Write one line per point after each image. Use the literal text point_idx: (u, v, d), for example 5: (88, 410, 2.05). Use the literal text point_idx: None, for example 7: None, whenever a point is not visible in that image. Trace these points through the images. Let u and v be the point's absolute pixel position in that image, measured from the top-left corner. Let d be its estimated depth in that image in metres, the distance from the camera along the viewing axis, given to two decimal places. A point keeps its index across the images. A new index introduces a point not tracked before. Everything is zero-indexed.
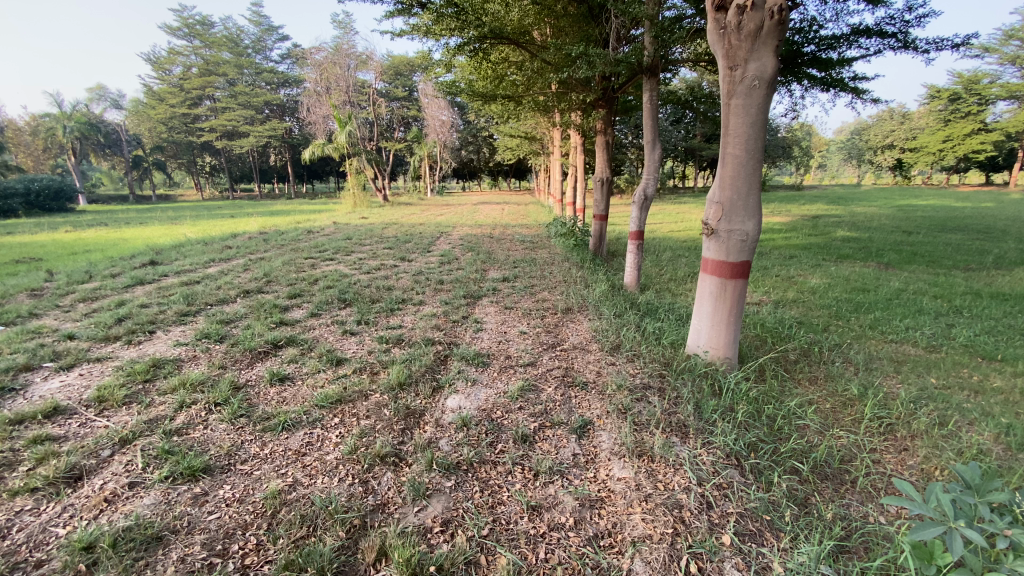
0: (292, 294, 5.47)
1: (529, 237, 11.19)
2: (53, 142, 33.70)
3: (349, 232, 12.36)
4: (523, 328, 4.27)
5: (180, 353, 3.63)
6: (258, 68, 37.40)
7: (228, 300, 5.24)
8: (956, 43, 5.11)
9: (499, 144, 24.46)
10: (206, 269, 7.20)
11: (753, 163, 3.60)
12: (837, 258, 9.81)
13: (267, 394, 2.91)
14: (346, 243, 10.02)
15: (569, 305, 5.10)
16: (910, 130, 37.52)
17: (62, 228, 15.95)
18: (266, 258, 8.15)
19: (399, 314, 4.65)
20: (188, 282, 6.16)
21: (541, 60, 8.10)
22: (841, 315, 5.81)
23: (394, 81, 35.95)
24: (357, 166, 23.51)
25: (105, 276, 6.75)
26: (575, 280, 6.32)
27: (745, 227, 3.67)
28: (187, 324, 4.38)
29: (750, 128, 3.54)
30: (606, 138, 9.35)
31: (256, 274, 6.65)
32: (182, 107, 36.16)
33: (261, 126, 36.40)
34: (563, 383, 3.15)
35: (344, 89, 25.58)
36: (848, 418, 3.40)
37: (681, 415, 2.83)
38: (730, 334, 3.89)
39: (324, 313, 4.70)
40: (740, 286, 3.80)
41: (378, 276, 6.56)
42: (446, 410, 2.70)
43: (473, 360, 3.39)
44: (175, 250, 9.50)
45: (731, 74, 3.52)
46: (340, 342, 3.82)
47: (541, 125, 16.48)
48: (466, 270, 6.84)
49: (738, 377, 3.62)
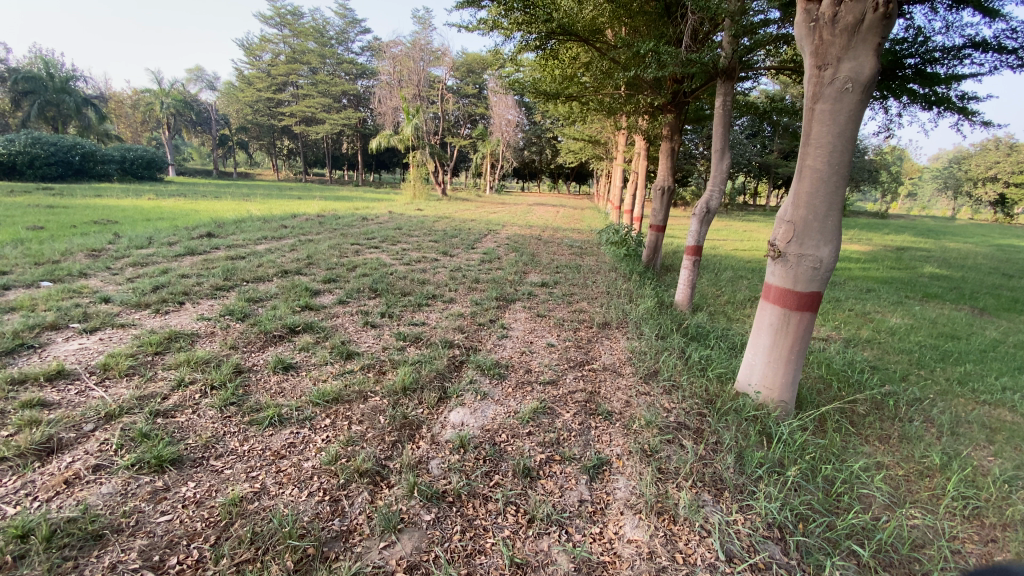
0: (327, 278, 5.40)
1: (579, 243, 10.80)
2: (152, 117, 36.68)
3: (401, 222, 12.44)
4: (553, 340, 3.93)
5: (199, 328, 3.57)
6: (340, 59, 39.02)
7: (264, 278, 5.23)
8: None
9: (563, 147, 24.13)
10: (256, 246, 7.34)
11: (836, 179, 3.08)
12: (923, 297, 8.74)
13: (267, 382, 2.75)
14: (394, 233, 10.02)
15: (608, 320, 4.70)
16: (1020, 162, 33.56)
17: (146, 195, 17.18)
18: (315, 240, 8.25)
19: (426, 310, 4.45)
20: (233, 256, 6.27)
21: (610, 58, 7.70)
22: (922, 363, 5.05)
23: (466, 78, 36.42)
24: (420, 158, 23.84)
25: (163, 243, 7.03)
26: (619, 293, 5.89)
27: (819, 253, 3.17)
28: (217, 299, 4.37)
29: (837, 138, 3.03)
30: (670, 144, 8.80)
31: (299, 254, 6.67)
32: (267, 92, 38.28)
33: (336, 113, 37.91)
34: (583, 409, 2.79)
35: (416, 83, 26.01)
36: (924, 493, 2.83)
37: (717, 467, 2.41)
38: (789, 374, 3.39)
39: (351, 302, 4.57)
40: (805, 320, 3.30)
41: (417, 268, 6.43)
42: (446, 426, 2.42)
43: (489, 371, 3.09)
44: (235, 225, 9.85)
45: (819, 75, 3.04)
46: (357, 334, 3.65)
47: (606, 129, 15.96)
48: (506, 271, 6.57)
49: (792, 426, 3.12)
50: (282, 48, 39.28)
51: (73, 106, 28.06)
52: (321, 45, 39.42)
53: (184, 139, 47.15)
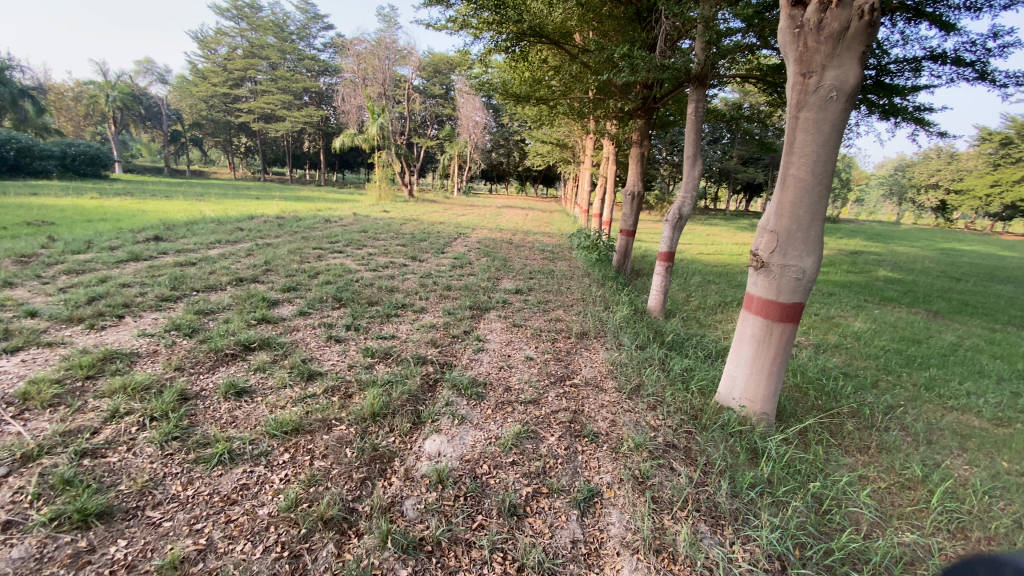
0: (286, 286, 5.05)
1: (550, 247, 10.68)
2: (97, 111, 34.55)
3: (366, 224, 12.02)
4: (530, 354, 3.74)
5: (140, 346, 3.20)
6: (301, 55, 37.86)
7: (216, 287, 4.83)
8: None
9: (531, 150, 24.09)
10: (209, 250, 6.86)
11: (820, 189, 3.02)
12: (881, 301, 9.04)
13: (216, 411, 2.44)
14: (359, 236, 9.64)
15: (585, 329, 4.55)
16: (958, 171, 35.74)
17: (89, 194, 16.04)
18: (274, 244, 7.81)
19: (395, 322, 4.19)
20: (183, 263, 5.81)
21: (581, 62, 7.61)
22: (890, 369, 5.13)
23: (432, 78, 35.94)
24: (386, 159, 23.32)
25: (103, 248, 6.47)
26: (594, 300, 5.77)
27: (802, 264, 3.10)
28: (163, 311, 3.98)
29: (821, 147, 2.97)
30: (640, 150, 8.83)
31: (256, 260, 6.26)
32: (223, 87, 36.72)
33: (298, 111, 36.73)
34: (568, 432, 2.62)
35: (381, 82, 25.43)
36: (910, 507, 2.79)
37: (711, 493, 2.28)
38: (771, 387, 3.32)
39: (313, 313, 4.25)
40: (788, 332, 3.23)
41: (384, 275, 6.14)
42: (421, 457, 2.20)
43: (466, 391, 2.88)
44: (186, 227, 9.26)
45: (803, 82, 2.97)
46: (320, 351, 3.36)
47: (574, 132, 15.95)
48: (478, 277, 6.35)
49: (778, 441, 3.04)
50: (239, 42, 37.77)
51: (8, 98, 26.06)
52: (281, 41, 38.14)
53: (132, 135, 44.69)
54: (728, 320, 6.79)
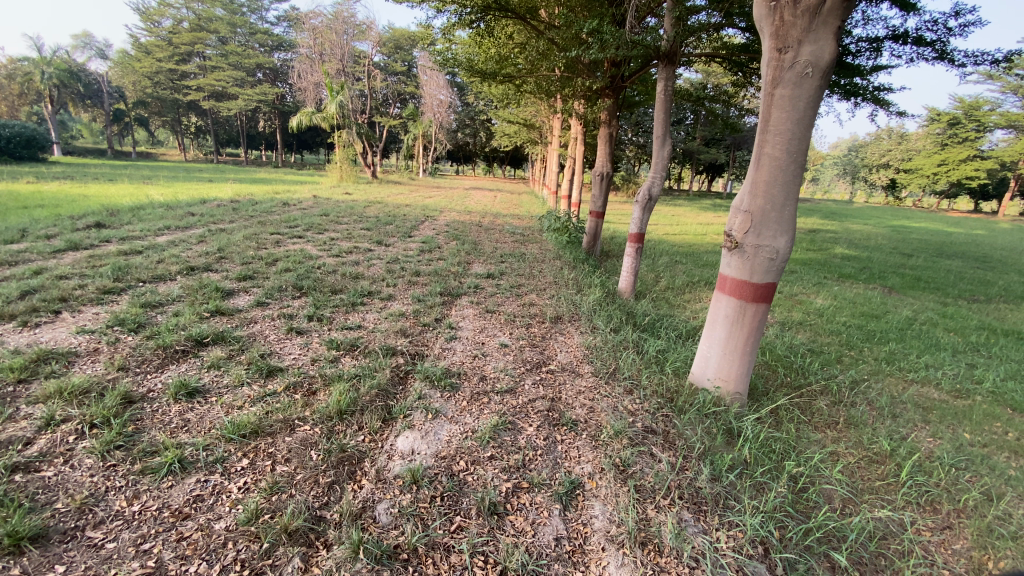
0: (243, 275, 4.75)
1: (520, 229, 10.55)
2: (28, 88, 31.92)
3: (328, 208, 11.55)
4: (504, 340, 3.63)
5: (78, 345, 2.92)
6: (253, 28, 35.86)
7: (165, 277, 4.50)
8: (997, 58, 4.59)
9: (497, 130, 23.70)
10: (157, 237, 6.42)
11: (793, 168, 2.99)
12: (840, 277, 9.34)
13: (166, 415, 2.24)
14: (320, 220, 9.24)
15: (558, 313, 4.47)
16: (907, 151, 37.26)
17: (23, 178, 14.84)
18: (228, 229, 7.38)
19: (361, 311, 3.99)
20: (128, 251, 5.39)
21: (548, 38, 7.40)
22: (852, 344, 5.29)
23: (393, 55, 34.68)
24: (347, 139, 22.49)
25: (36, 236, 5.95)
26: (566, 283, 5.70)
27: (776, 243, 3.09)
28: (105, 305, 3.66)
29: (796, 124, 2.93)
30: (609, 130, 8.74)
31: (209, 247, 5.89)
32: (169, 62, 34.49)
33: (252, 88, 34.92)
34: (546, 421, 2.54)
35: (340, 58, 24.37)
36: (877, 480, 2.85)
37: (693, 478, 2.25)
38: (744, 367, 3.33)
39: (272, 304, 4.01)
40: (761, 312, 3.23)
41: (349, 261, 5.89)
42: (393, 456, 2.08)
43: (438, 383, 2.75)
44: (131, 212, 8.64)
45: (779, 58, 2.92)
46: (281, 344, 3.15)
47: (541, 112, 15.71)
48: (448, 261, 6.18)
49: (753, 421, 3.06)
50: (184, 14, 35.39)
51: None
52: (230, 12, 35.96)
53: (70, 114, 41.62)
54: (697, 300, 6.86)
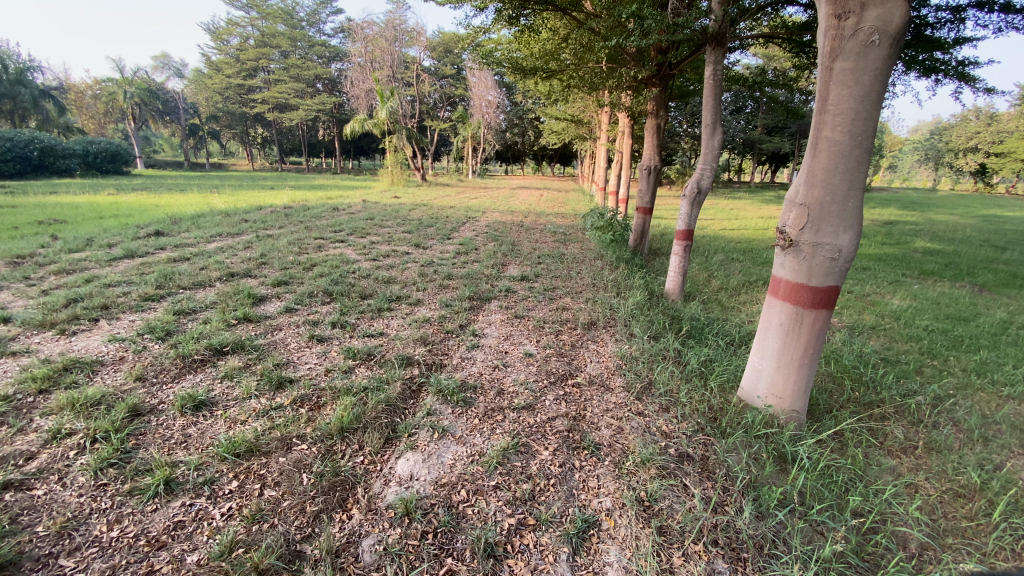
0: (277, 280, 4.80)
1: (563, 228, 10.26)
2: (116, 109, 34.94)
3: (374, 211, 11.74)
4: (530, 349, 3.41)
5: (106, 353, 2.98)
6: (311, 41, 37.47)
7: (204, 284, 4.61)
8: None
9: (545, 128, 23.38)
10: (207, 244, 6.67)
11: (859, 152, 2.57)
12: (920, 275, 8.38)
13: (167, 431, 2.19)
14: (364, 224, 9.37)
15: (593, 319, 4.19)
16: (999, 132, 33.55)
17: (106, 190, 16.13)
18: (275, 235, 7.59)
19: (386, 317, 3.89)
20: (177, 258, 5.61)
21: (589, 28, 7.05)
22: (934, 352, 4.64)
23: (442, 59, 35.12)
24: (397, 143, 22.96)
25: (101, 245, 6.33)
26: (605, 285, 5.38)
27: (838, 240, 2.67)
28: (143, 313, 3.76)
29: (860, 102, 2.51)
30: (655, 121, 8.27)
31: (252, 253, 6.04)
32: (237, 78, 36.69)
33: (310, 99, 36.50)
34: (565, 443, 2.29)
35: (390, 64, 24.92)
36: (966, 520, 2.39)
37: (731, 518, 1.93)
38: (801, 382, 2.94)
39: (300, 310, 3.99)
40: (821, 319, 2.82)
41: (384, 264, 5.86)
42: (389, 483, 1.91)
43: (451, 398, 2.57)
44: (191, 220, 9.11)
45: (838, 26, 2.51)
46: (299, 353, 3.09)
47: (588, 107, 15.31)
48: (483, 263, 6.02)
49: (810, 445, 2.66)
50: (250, 32, 37.50)
51: (30, 99, 26.44)
52: (290, 28, 37.76)
53: (153, 130, 45.25)
54: (752, 301, 6.31)
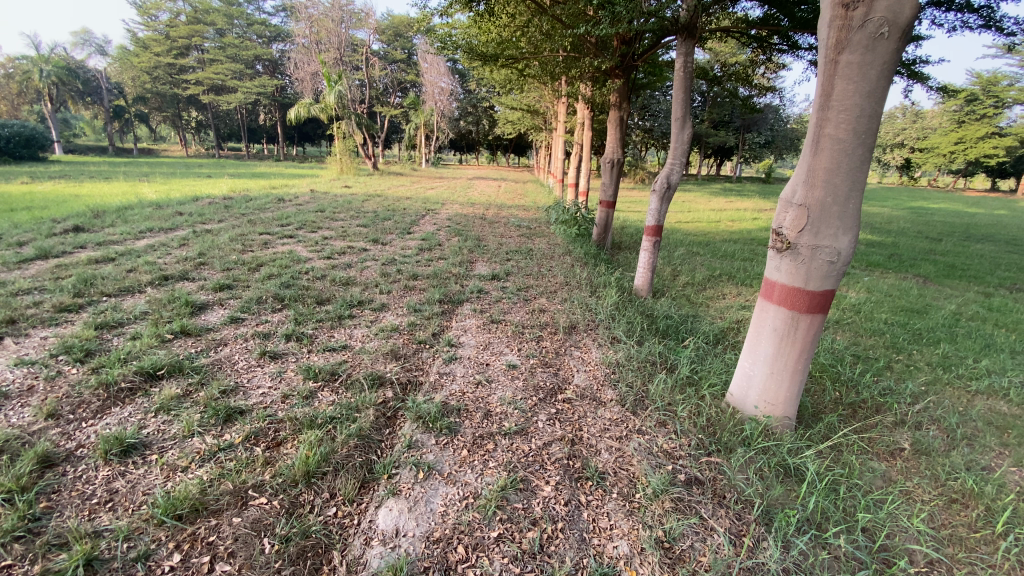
0: (220, 284, 4.29)
1: (526, 222, 10.02)
2: (26, 87, 31.51)
3: (325, 202, 11.06)
4: (512, 360, 3.14)
5: (10, 382, 2.46)
6: (250, 20, 35.11)
7: (133, 290, 4.04)
8: None
9: (501, 118, 22.99)
10: (136, 242, 5.94)
11: (862, 151, 2.44)
12: (868, 267, 8.73)
13: (89, 487, 1.77)
14: (316, 217, 8.76)
15: (573, 322, 3.97)
16: (922, 130, 36.08)
17: (16, 179, 14.43)
18: (215, 230, 6.91)
19: (349, 326, 3.52)
20: (99, 259, 4.93)
21: (551, 14, 6.74)
22: (899, 346, 4.75)
23: (393, 42, 33.78)
24: (347, 130, 21.91)
25: (6, 243, 5.51)
26: (579, 284, 5.18)
27: (837, 243, 2.55)
28: (57, 327, 3.20)
29: (865, 99, 2.39)
30: (618, 113, 8.11)
31: (189, 252, 5.42)
32: (167, 56, 33.88)
33: (251, 81, 34.28)
34: (565, 475, 2.06)
35: (337, 46, 23.70)
36: (968, 528, 2.33)
37: (760, 558, 1.74)
38: (793, 389, 2.84)
39: (248, 319, 3.54)
40: (816, 325, 2.71)
41: (341, 263, 5.42)
42: (372, 543, 1.60)
43: (433, 425, 2.27)
44: (116, 213, 8.20)
45: (846, 16, 2.37)
46: (249, 374, 2.68)
47: (545, 97, 15.08)
48: (449, 261, 5.68)
49: (811, 458, 2.56)
50: (180, 6, 34.63)
51: None
52: (225, 4, 35.24)
53: (70, 111, 41.30)
54: (720, 297, 6.31)
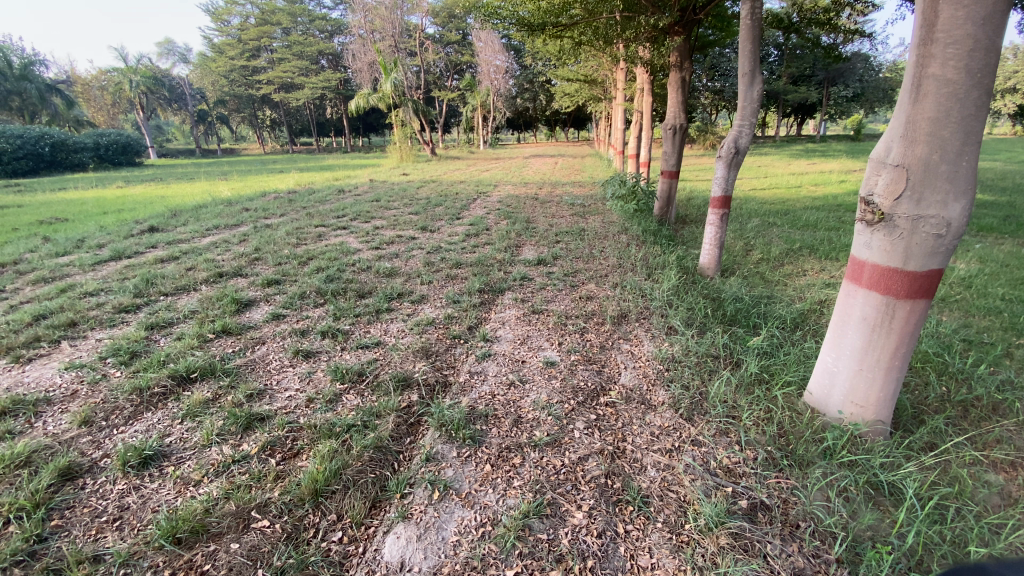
0: (268, 279, 4.34)
1: (581, 200, 9.59)
2: (124, 99, 34.59)
3: (381, 191, 11.19)
4: (551, 356, 2.88)
5: (58, 387, 2.54)
6: (312, 16, 36.29)
7: (189, 288, 4.19)
8: None
9: (557, 92, 22.23)
10: (201, 240, 6.22)
11: (980, 94, 1.90)
12: (981, 231, 7.51)
13: (99, 504, 1.73)
14: (370, 206, 8.85)
15: (623, 311, 3.62)
16: None
17: (114, 184, 15.84)
18: (274, 225, 7.13)
19: (385, 320, 3.40)
20: (164, 258, 5.18)
21: None
22: (1023, 326, 3.97)
23: (447, 25, 33.66)
24: (404, 117, 22.14)
25: (90, 246, 5.95)
26: (633, 266, 4.77)
27: (947, 212, 2.03)
28: (114, 329, 3.34)
29: (984, 24, 1.84)
30: (680, 74, 7.38)
31: (245, 248, 5.58)
32: (240, 59, 35.84)
33: (315, 76, 35.57)
34: (601, 497, 1.79)
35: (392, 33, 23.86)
36: None
37: None
38: (889, 389, 2.36)
39: (289, 315, 3.52)
40: (919, 312, 2.21)
41: (387, 253, 5.37)
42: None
43: (456, 434, 2.07)
44: (191, 213, 8.71)
45: None
46: (279, 376, 2.62)
47: (603, 65, 14.31)
48: (495, 246, 5.46)
49: (912, 473, 2.10)
50: (250, 10, 36.38)
51: (37, 94, 26.06)
52: (289, 3, 36.58)
53: (162, 119, 45.08)
54: (798, 274, 5.63)
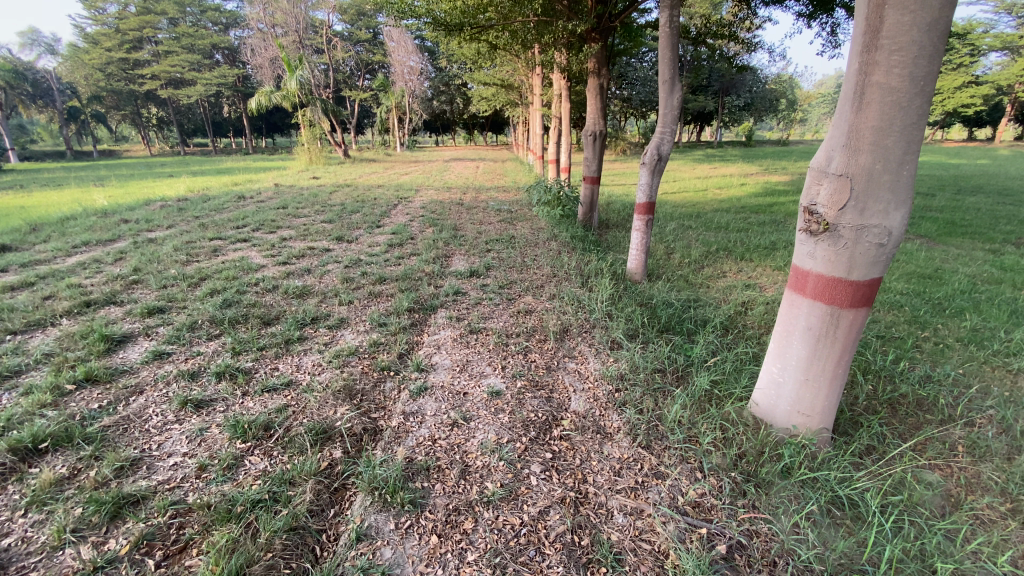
0: (149, 307, 3.66)
1: (506, 205, 9.41)
2: None
3: (288, 197, 10.27)
4: (495, 384, 2.60)
5: None
6: (203, 6, 33.23)
7: (44, 322, 3.41)
8: None
9: (474, 95, 22.02)
10: (64, 260, 5.22)
11: (921, 104, 1.91)
12: None
13: None
14: (277, 215, 8.04)
15: (564, 325, 3.43)
16: None
17: None
18: (159, 239, 6.20)
19: (297, 353, 2.94)
20: (11, 285, 4.24)
21: None
22: (920, 319, 4.31)
23: (357, 23, 32.31)
24: (312, 117, 20.76)
25: None
26: (568, 275, 4.63)
27: (888, 221, 2.03)
28: None
29: (927, 34, 1.84)
30: (597, 81, 7.44)
31: (123, 268, 4.75)
32: (118, 50, 31.93)
33: (209, 71, 32.57)
34: (571, 561, 1.55)
35: (297, 29, 22.34)
36: None
37: None
38: (831, 398, 2.35)
39: (177, 353, 2.94)
40: (860, 321, 2.20)
41: (298, 268, 4.80)
42: None
43: (393, 499, 1.73)
44: (53, 226, 7.39)
45: None
46: (162, 436, 2.11)
47: (519, 70, 14.31)
48: (421, 258, 5.08)
49: (868, 486, 2.07)
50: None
51: None
52: None
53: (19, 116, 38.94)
54: (720, 276, 5.81)
